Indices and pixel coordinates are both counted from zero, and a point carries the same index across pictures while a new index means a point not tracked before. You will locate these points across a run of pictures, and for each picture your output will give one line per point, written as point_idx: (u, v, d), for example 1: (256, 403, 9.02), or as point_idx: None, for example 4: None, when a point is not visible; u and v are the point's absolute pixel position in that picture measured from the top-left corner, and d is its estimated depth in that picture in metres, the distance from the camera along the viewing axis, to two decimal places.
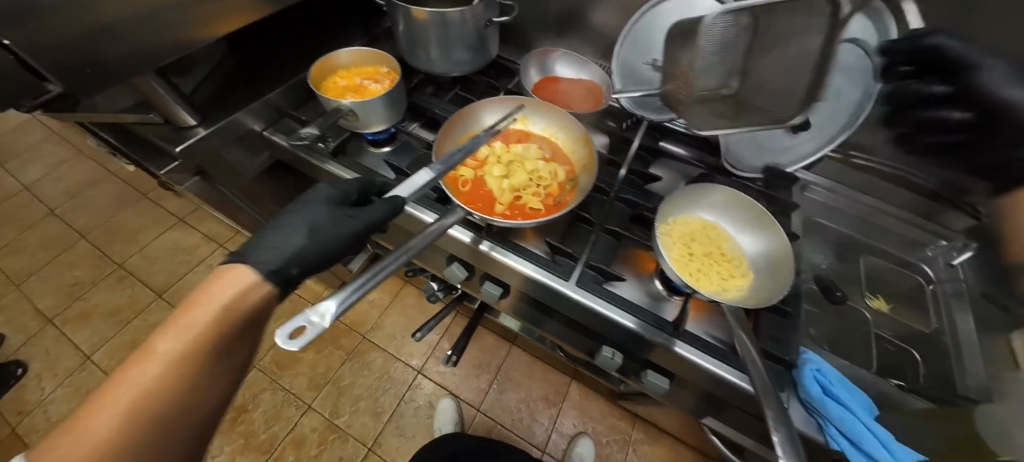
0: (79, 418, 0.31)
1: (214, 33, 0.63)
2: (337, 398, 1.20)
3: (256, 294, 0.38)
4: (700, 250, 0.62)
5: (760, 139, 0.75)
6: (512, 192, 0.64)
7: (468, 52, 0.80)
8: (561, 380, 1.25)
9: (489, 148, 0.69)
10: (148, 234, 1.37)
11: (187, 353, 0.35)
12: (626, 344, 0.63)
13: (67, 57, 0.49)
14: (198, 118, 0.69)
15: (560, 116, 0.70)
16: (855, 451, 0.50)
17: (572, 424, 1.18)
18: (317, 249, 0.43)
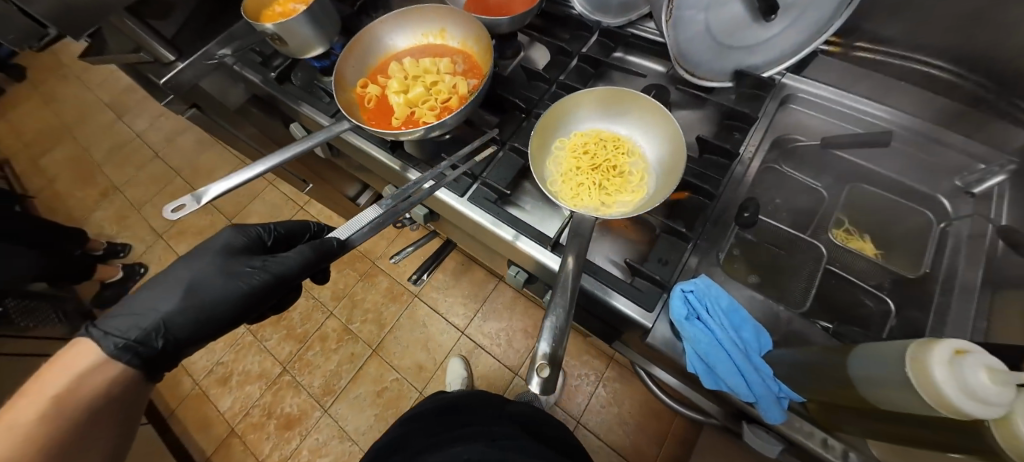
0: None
1: None
2: (350, 309, 1.39)
3: (111, 363, 0.41)
4: (587, 164, 0.57)
5: (720, 32, 0.62)
6: (409, 107, 0.66)
7: None
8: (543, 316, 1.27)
9: (398, 64, 0.70)
10: (216, 170, 1.67)
11: (60, 399, 0.38)
12: (524, 265, 0.65)
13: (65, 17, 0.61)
14: (174, 54, 0.85)
15: (471, 23, 0.66)
16: (708, 374, 0.49)
17: None
18: (193, 322, 0.44)
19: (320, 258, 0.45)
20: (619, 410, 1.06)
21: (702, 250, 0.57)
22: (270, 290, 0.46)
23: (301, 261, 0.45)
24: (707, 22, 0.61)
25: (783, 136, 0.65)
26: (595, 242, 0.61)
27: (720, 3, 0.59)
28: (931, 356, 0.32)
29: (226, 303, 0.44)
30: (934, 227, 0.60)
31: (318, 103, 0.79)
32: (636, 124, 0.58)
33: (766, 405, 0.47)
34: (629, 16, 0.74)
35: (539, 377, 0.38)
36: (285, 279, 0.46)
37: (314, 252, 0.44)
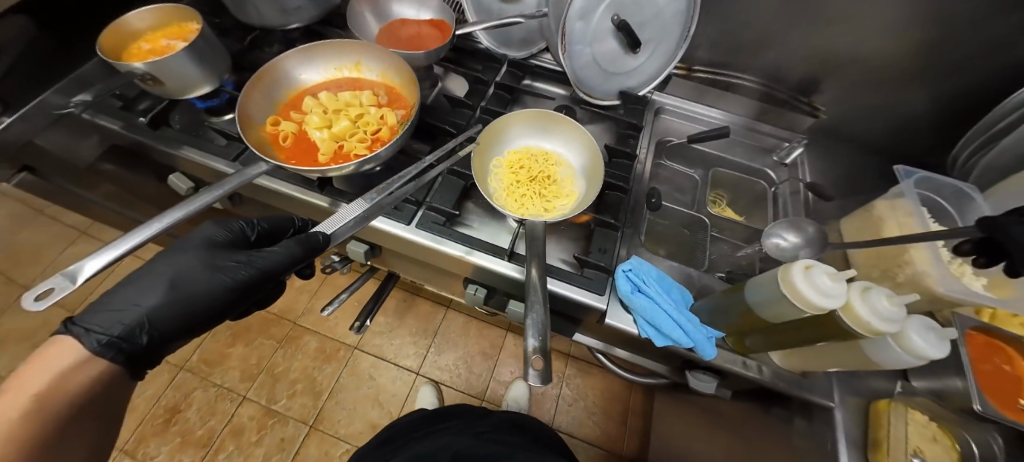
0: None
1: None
2: (272, 386, 1.20)
3: (88, 365, 0.41)
4: (525, 176, 0.64)
5: (602, 62, 0.77)
6: (335, 141, 0.65)
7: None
8: (498, 334, 1.30)
9: (314, 99, 0.68)
10: (46, 251, 1.29)
11: (36, 401, 0.39)
12: (484, 279, 0.68)
13: None
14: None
15: (390, 59, 0.70)
16: (660, 335, 0.58)
17: (510, 371, 1.24)
18: (181, 313, 0.47)
19: (306, 253, 0.52)
20: (585, 403, 1.19)
21: (627, 237, 0.69)
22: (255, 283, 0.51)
23: (286, 257, 0.52)
24: (592, 54, 0.75)
25: (661, 138, 0.83)
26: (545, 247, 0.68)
27: (600, 39, 0.74)
28: (808, 279, 0.46)
29: (212, 298, 0.48)
30: (768, 190, 0.81)
31: (210, 145, 0.70)
32: (557, 138, 0.68)
33: (703, 347, 0.57)
34: (531, 49, 0.88)
35: (535, 370, 0.41)
36: (271, 273, 0.52)
37: (300, 247, 0.51)
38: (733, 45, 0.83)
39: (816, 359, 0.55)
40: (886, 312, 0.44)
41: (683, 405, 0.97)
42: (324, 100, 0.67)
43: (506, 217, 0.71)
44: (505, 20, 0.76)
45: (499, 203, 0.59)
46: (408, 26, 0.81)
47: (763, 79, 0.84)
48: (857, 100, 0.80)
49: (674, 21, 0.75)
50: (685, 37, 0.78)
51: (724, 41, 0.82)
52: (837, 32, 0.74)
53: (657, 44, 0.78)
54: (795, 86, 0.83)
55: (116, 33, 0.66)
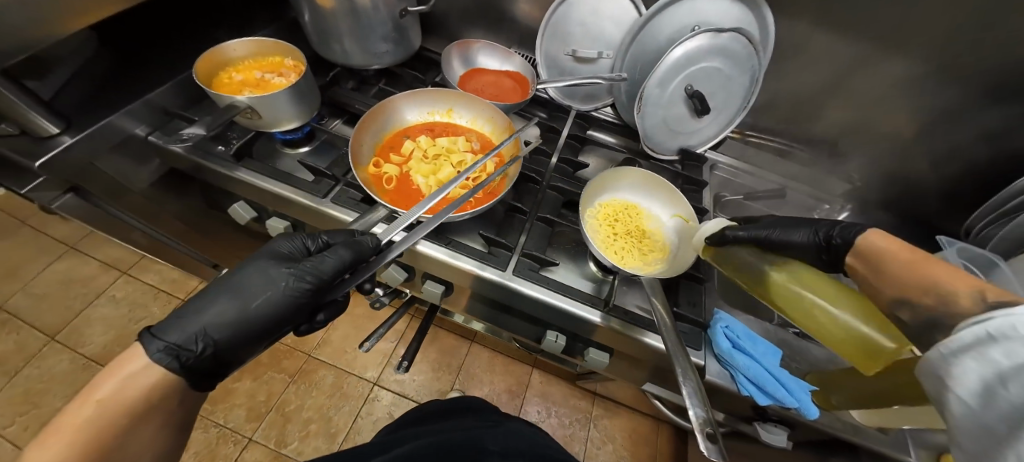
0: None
1: (71, 26, 0.55)
2: (282, 426, 1.08)
3: (153, 370, 0.40)
4: (622, 230, 0.67)
5: (671, 122, 0.82)
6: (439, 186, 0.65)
7: (388, 43, 0.80)
8: (523, 371, 1.28)
9: (414, 143, 0.69)
10: (28, 268, 1.23)
11: (114, 406, 0.37)
12: (571, 329, 0.68)
13: None
14: (60, 125, 0.59)
15: (486, 107, 0.72)
16: (761, 394, 0.59)
17: (537, 411, 1.21)
18: (234, 323, 0.44)
19: (357, 259, 0.48)
20: (614, 446, 1.18)
21: (707, 290, 0.71)
22: (306, 295, 0.47)
23: (340, 264, 0.47)
24: (663, 115, 0.80)
25: (718, 193, 0.88)
26: (628, 294, 0.70)
27: (673, 103, 0.79)
28: None
29: (267, 308, 0.45)
30: None
31: (296, 179, 0.67)
32: (645, 195, 0.72)
33: (806, 406, 0.59)
34: (595, 104, 0.91)
35: (709, 443, 0.40)
36: (324, 282, 0.48)
37: (352, 254, 0.48)
38: (779, 116, 0.91)
39: (896, 419, 0.59)
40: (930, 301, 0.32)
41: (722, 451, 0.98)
42: (426, 144, 0.68)
43: (588, 262, 0.71)
44: (585, 80, 0.80)
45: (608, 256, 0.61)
46: (489, 74, 0.85)
47: (802, 146, 0.93)
48: (885, 171, 0.90)
49: (738, 92, 0.81)
50: (745, 107, 0.83)
51: (771, 110, 0.90)
52: (873, 112, 0.83)
53: (718, 112, 0.83)
54: (829, 154, 0.92)
55: (211, 61, 0.65)
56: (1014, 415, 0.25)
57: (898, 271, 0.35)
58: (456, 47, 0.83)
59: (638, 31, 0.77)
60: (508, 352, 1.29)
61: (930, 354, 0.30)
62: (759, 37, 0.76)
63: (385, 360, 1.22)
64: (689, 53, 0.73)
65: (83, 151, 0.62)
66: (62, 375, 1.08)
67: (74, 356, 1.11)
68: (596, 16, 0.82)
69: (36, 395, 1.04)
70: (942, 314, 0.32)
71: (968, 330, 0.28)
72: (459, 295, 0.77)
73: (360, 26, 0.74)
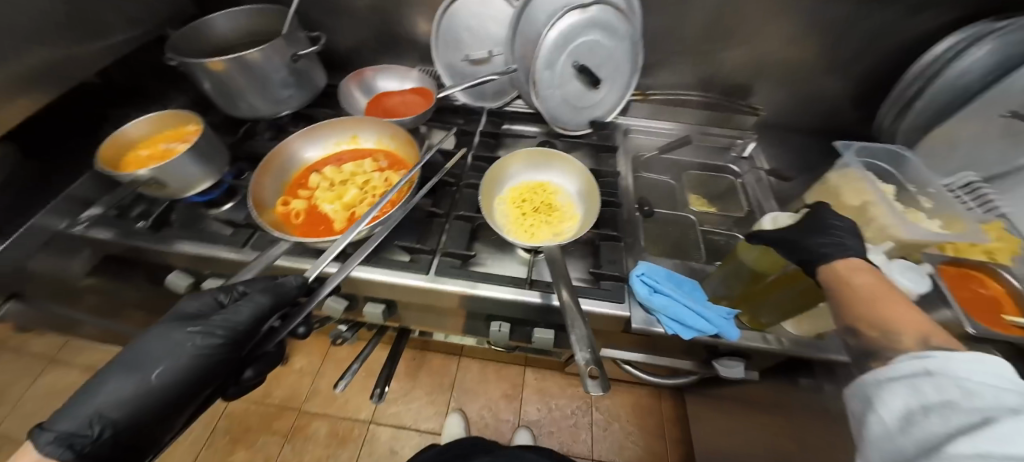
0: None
1: None
2: None
3: None
4: (530, 208, 0.72)
5: (571, 99, 0.86)
6: (347, 209, 0.72)
7: (289, 88, 0.85)
8: (516, 373, 1.29)
9: (319, 175, 0.77)
10: None
11: None
12: (508, 313, 0.71)
13: None
14: None
15: (385, 125, 0.79)
16: (685, 329, 0.63)
17: (536, 409, 1.22)
18: (134, 402, 0.45)
19: (274, 303, 0.52)
20: (619, 424, 1.19)
21: (630, 246, 0.74)
22: (218, 348, 0.50)
23: (257, 310, 0.51)
24: (561, 93, 0.84)
25: (636, 154, 0.91)
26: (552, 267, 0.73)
27: (567, 80, 0.83)
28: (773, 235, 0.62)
29: (170, 372, 0.47)
30: (735, 183, 0.89)
31: (221, 236, 0.70)
32: (548, 172, 0.78)
33: (726, 329, 0.63)
34: (504, 99, 0.95)
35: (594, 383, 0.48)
36: (238, 331, 0.51)
37: (270, 298, 0.52)
38: (675, 70, 0.94)
39: (820, 320, 0.62)
40: (875, 333, 0.40)
41: (713, 401, 1.00)
42: (330, 173, 0.77)
43: (514, 249, 0.74)
44: (480, 80, 0.84)
45: (509, 234, 0.67)
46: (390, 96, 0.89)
47: (707, 92, 0.96)
48: (787, 97, 0.93)
49: (624, 57, 0.85)
50: (635, 69, 0.87)
51: (666, 66, 0.94)
52: (759, 44, 0.87)
53: (613, 80, 0.87)
54: (732, 93, 0.96)
55: (112, 151, 0.70)
56: (921, 439, 0.32)
57: (860, 299, 0.43)
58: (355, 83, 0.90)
59: (517, 22, 0.81)
60: (498, 359, 1.30)
61: (867, 379, 0.38)
62: (624, 4, 0.81)
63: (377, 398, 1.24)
64: (564, 32, 0.78)
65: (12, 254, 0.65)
66: None
67: None
68: (478, 21, 0.87)
69: None
70: (881, 346, 0.39)
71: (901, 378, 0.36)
72: (405, 309, 0.80)
73: (257, 78, 0.79)
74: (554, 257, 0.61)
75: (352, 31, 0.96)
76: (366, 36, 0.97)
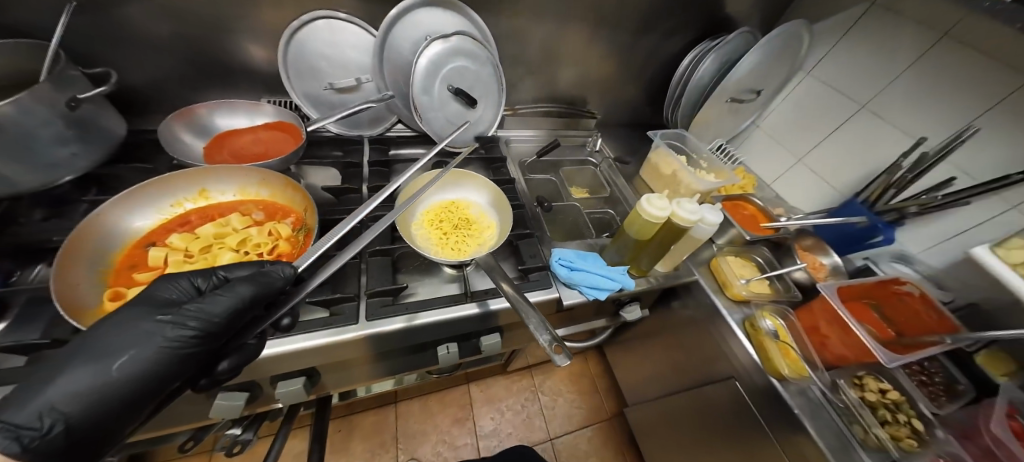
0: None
1: None
2: None
3: None
4: (449, 226, 0.74)
5: (453, 119, 0.90)
6: None
7: (70, 144, 0.61)
8: (459, 393, 1.25)
9: (164, 248, 0.58)
10: None
11: None
12: (456, 332, 0.70)
13: None
14: None
15: (250, 172, 0.66)
16: (601, 291, 0.76)
17: (490, 418, 1.21)
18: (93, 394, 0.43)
19: (254, 295, 0.50)
20: (564, 397, 1.30)
21: (541, 238, 0.83)
22: (189, 341, 0.47)
23: (233, 301, 0.49)
24: (443, 115, 0.88)
25: (520, 161, 1.02)
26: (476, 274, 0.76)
27: (445, 102, 0.87)
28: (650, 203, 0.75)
29: (133, 363, 0.45)
30: (597, 171, 1.10)
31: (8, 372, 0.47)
32: (451, 188, 0.81)
33: (626, 282, 0.79)
34: (384, 125, 0.92)
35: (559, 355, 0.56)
36: (214, 323, 0.48)
37: (248, 289, 0.49)
38: (527, 86, 1.08)
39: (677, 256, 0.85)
40: None
41: (628, 344, 1.21)
42: (183, 242, 0.59)
43: (441, 267, 0.74)
44: (355, 109, 0.79)
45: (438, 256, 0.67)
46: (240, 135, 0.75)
47: (554, 101, 1.14)
48: (608, 99, 1.19)
49: (490, 79, 0.92)
50: (501, 88, 0.95)
51: (519, 83, 1.07)
52: (581, 62, 1.08)
53: (483, 99, 0.94)
54: (571, 100, 1.17)
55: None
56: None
57: None
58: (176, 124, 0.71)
59: (380, 51, 0.80)
60: (437, 386, 1.24)
61: None
62: (477, 32, 0.88)
63: None
64: (432, 60, 0.81)
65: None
66: None
67: None
68: (333, 50, 0.81)
69: None
70: None
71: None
72: (331, 372, 0.68)
73: (16, 138, 0.54)
74: (487, 264, 0.65)
75: (155, 65, 0.76)
76: (173, 65, 0.77)
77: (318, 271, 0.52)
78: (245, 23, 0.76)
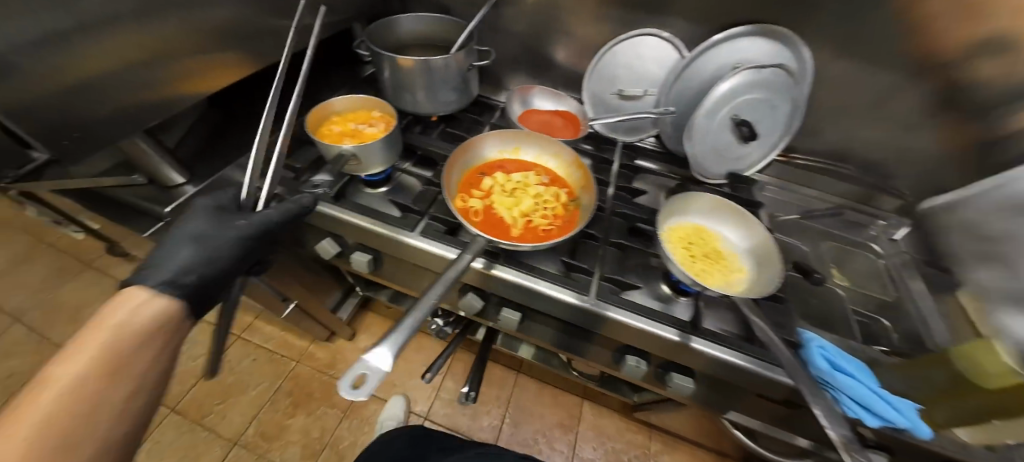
0: (33, 391, 0.38)
1: (190, 89, 0.64)
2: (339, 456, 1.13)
3: (148, 310, 0.46)
4: (699, 252, 0.72)
5: (721, 150, 0.86)
6: (522, 216, 0.67)
7: (453, 92, 0.89)
8: (574, 402, 1.43)
9: (492, 179, 0.73)
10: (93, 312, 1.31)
11: (95, 370, 0.40)
12: (650, 349, 0.68)
13: (54, 133, 0.49)
14: (185, 175, 0.65)
15: (553, 144, 0.77)
16: (868, 414, 0.58)
17: (591, 446, 1.35)
18: (197, 250, 0.52)
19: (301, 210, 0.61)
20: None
21: (784, 308, 0.70)
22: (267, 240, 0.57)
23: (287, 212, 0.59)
24: (712, 143, 0.85)
25: (773, 214, 0.90)
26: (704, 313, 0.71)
27: (721, 130, 0.84)
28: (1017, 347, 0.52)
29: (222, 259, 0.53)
30: (878, 263, 0.85)
31: (389, 215, 0.72)
32: (710, 218, 0.78)
33: (918, 425, 0.58)
34: (638, 135, 0.97)
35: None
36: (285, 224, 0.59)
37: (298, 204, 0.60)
38: (825, 138, 0.93)
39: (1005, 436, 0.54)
40: None
41: None
42: (503, 179, 0.72)
43: (660, 284, 0.73)
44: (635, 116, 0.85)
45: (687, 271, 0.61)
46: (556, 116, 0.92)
47: (852, 165, 0.94)
48: None
49: (782, 118, 0.85)
50: (788, 132, 0.87)
51: (814, 133, 0.93)
52: (912, 137, 0.85)
53: (764, 137, 0.87)
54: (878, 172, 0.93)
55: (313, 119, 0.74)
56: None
57: None
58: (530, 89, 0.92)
59: (683, 70, 0.85)
60: (558, 384, 1.44)
61: None
62: (796, 69, 0.82)
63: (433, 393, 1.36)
64: (734, 86, 0.79)
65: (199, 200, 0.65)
66: None
67: None
68: (640, 63, 0.91)
69: None
70: None
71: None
72: (537, 322, 0.78)
73: (432, 79, 0.83)
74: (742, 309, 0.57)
75: (510, 46, 1.02)
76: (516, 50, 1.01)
77: (417, 303, 0.47)
78: (581, 27, 0.93)
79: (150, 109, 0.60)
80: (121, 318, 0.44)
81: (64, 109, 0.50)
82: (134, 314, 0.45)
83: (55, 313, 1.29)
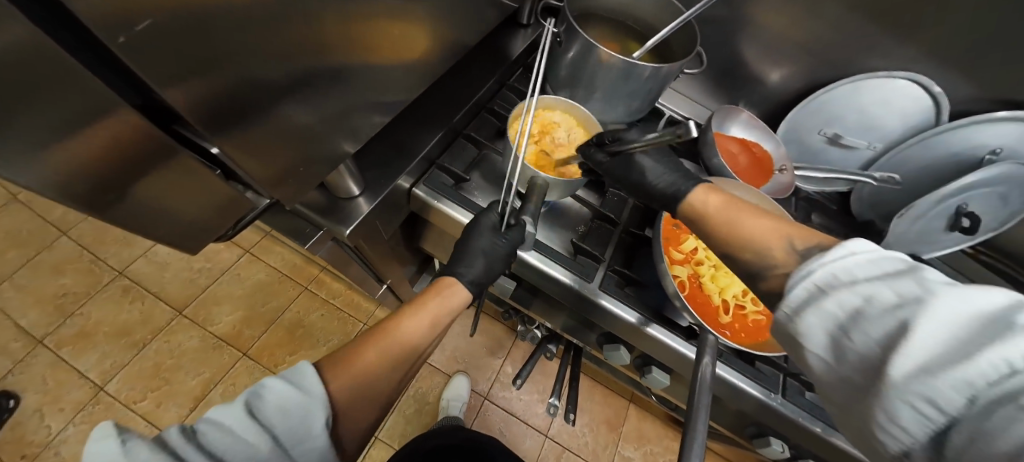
0: (382, 338, 0.44)
1: (391, 82, 0.43)
2: (403, 426, 1.14)
3: (453, 304, 0.54)
4: None
5: (920, 234, 0.71)
6: (733, 300, 0.59)
7: (646, 101, 0.66)
8: (621, 404, 1.27)
9: (696, 239, 0.62)
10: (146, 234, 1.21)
11: (393, 355, 0.44)
12: (809, 447, 0.63)
13: (284, 174, 0.36)
14: (360, 187, 0.54)
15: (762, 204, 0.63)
16: None
17: (633, 447, 1.22)
18: (487, 267, 0.55)
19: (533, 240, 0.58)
20: None
21: None
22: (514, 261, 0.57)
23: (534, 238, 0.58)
24: (917, 228, 0.70)
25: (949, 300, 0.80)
26: None
27: (939, 217, 0.69)
28: None
29: (486, 269, 0.55)
30: None
31: (561, 255, 0.62)
32: None
33: None
34: (834, 187, 0.78)
35: None
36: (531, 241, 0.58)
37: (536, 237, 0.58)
38: None
39: None
40: None
41: None
42: (710, 246, 0.62)
43: None
44: (852, 176, 0.66)
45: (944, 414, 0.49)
46: (758, 148, 0.72)
47: None
48: None
49: (1007, 218, 0.70)
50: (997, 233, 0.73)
51: None
52: None
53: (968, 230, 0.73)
54: None
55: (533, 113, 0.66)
56: (861, 364, 0.26)
57: None
58: (739, 114, 0.75)
59: (932, 135, 0.69)
60: (609, 383, 1.28)
61: None
62: None
63: (493, 375, 1.24)
64: (985, 177, 0.65)
65: (371, 217, 0.56)
66: (193, 352, 1.09)
67: (205, 333, 1.12)
68: (871, 107, 0.72)
69: (168, 370, 1.06)
70: None
71: (800, 285, 0.30)
72: (681, 384, 0.70)
73: (629, 87, 0.62)
74: None
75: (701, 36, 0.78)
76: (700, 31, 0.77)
77: (696, 390, 0.44)
78: (800, 27, 0.70)
79: (347, 111, 0.39)
80: (442, 310, 0.52)
81: (299, 148, 0.36)
82: (449, 308, 0.53)
83: (108, 230, 1.20)
